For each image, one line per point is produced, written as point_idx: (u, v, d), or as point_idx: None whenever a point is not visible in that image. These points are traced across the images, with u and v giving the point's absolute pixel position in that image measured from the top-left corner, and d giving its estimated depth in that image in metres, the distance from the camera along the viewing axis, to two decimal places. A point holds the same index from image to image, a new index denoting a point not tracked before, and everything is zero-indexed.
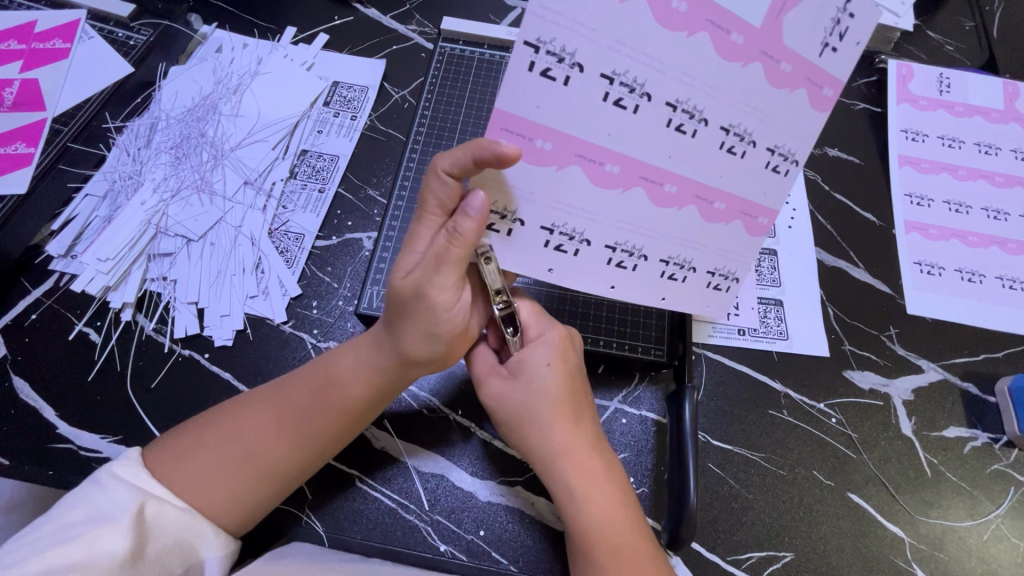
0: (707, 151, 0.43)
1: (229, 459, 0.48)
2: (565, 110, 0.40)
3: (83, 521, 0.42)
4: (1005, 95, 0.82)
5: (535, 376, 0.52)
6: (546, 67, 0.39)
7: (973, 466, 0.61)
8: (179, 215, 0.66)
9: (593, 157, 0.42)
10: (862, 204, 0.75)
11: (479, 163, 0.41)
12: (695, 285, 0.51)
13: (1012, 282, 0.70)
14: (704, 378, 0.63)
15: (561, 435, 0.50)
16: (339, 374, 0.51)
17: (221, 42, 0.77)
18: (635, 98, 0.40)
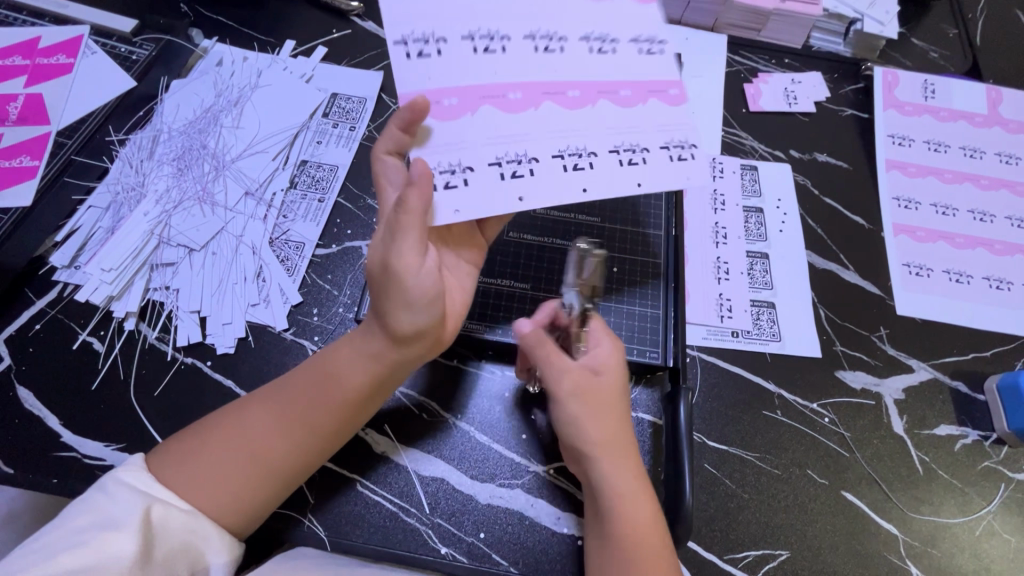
0: (582, 57, 0.54)
1: (230, 456, 0.49)
2: (447, 68, 0.52)
3: (92, 526, 0.43)
4: (988, 101, 0.84)
5: (599, 374, 0.53)
6: (422, 49, 0.52)
7: (964, 463, 0.62)
8: (181, 225, 0.67)
9: (495, 94, 0.52)
10: (851, 208, 0.77)
11: (406, 128, 0.50)
12: (657, 163, 0.52)
13: (999, 283, 0.72)
14: (698, 379, 0.64)
15: (613, 433, 0.51)
16: (333, 369, 0.52)
17: (222, 56, 0.79)
18: (497, 43, 0.53)
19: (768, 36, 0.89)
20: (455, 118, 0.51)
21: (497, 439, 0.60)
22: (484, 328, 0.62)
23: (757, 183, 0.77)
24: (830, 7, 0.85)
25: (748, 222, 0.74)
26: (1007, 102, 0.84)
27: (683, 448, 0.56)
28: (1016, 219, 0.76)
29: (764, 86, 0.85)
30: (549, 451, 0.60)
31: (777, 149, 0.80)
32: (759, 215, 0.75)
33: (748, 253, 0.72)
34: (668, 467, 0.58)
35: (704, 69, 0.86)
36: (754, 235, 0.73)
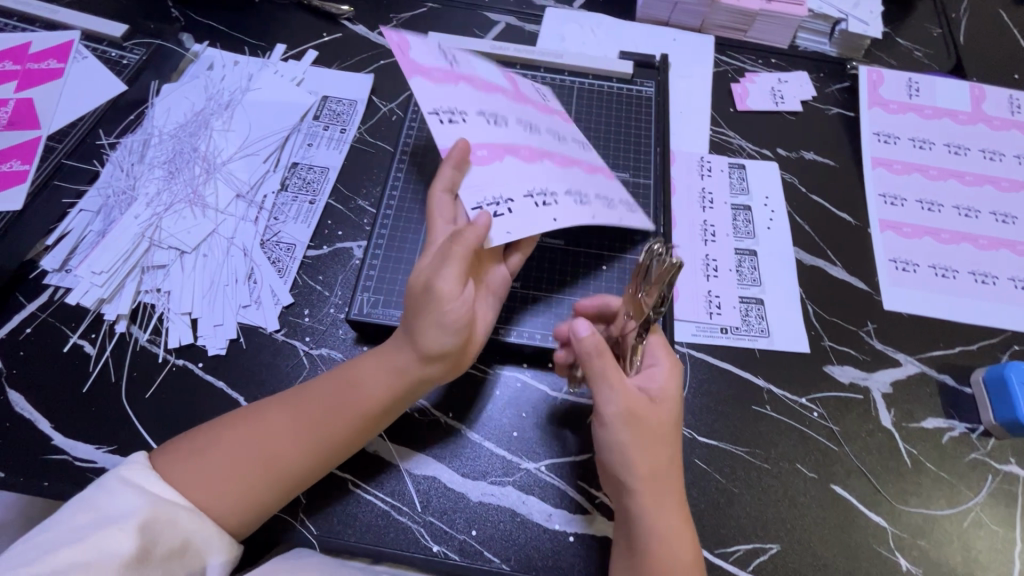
0: (551, 141, 0.63)
1: (241, 457, 0.49)
2: (475, 130, 0.58)
3: (88, 525, 0.42)
4: (972, 99, 0.85)
5: (658, 402, 0.51)
6: (446, 116, 0.57)
7: (951, 455, 0.63)
8: (173, 228, 0.67)
9: (512, 149, 0.59)
10: (838, 205, 0.78)
11: (459, 165, 0.56)
12: (626, 209, 0.62)
13: (985, 277, 0.73)
14: (687, 376, 0.65)
15: (665, 468, 0.50)
16: (356, 381, 0.53)
17: (212, 60, 0.79)
18: (494, 119, 0.60)
19: (754, 36, 0.90)
20: (487, 162, 0.57)
21: (489, 437, 0.61)
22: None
23: (744, 181, 0.78)
24: (815, 7, 0.86)
25: (736, 219, 0.75)
26: (990, 99, 0.85)
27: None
28: (1000, 214, 0.77)
29: (751, 85, 0.86)
30: (539, 448, 0.60)
31: (764, 148, 0.81)
32: (747, 213, 0.75)
33: (736, 250, 0.72)
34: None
35: (691, 69, 0.87)
36: (742, 232, 0.74)
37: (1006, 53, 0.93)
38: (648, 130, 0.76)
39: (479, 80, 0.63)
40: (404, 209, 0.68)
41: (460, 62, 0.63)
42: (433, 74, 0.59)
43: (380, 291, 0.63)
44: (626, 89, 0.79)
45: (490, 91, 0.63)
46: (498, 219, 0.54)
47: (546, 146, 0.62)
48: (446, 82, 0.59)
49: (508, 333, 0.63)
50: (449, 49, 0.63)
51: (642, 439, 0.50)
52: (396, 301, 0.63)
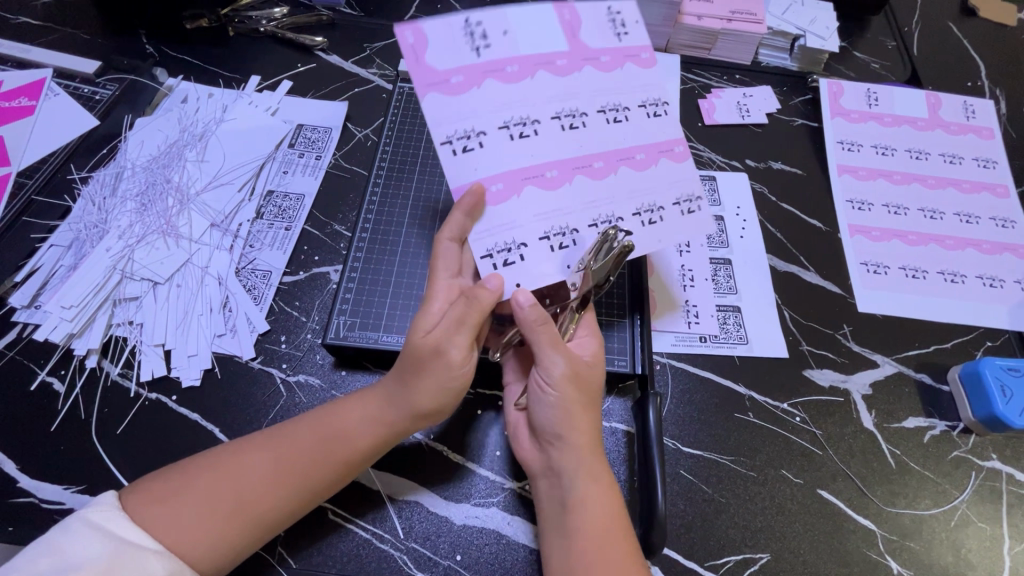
0: (603, 127, 0.55)
1: (225, 511, 0.47)
2: (493, 157, 0.52)
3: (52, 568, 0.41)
4: (928, 106, 0.89)
5: (590, 368, 0.55)
6: (459, 145, 0.52)
7: (934, 454, 0.63)
8: (145, 259, 0.66)
9: (535, 174, 0.53)
10: (808, 211, 0.79)
11: (470, 213, 0.52)
12: (670, 218, 0.55)
13: (953, 276, 0.74)
14: (668, 389, 0.65)
15: (589, 429, 0.53)
16: (348, 428, 0.52)
17: (187, 93, 0.80)
18: (529, 128, 0.53)
19: (718, 54, 0.93)
20: (504, 200, 0.52)
21: (471, 458, 0.60)
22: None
23: (716, 193, 0.79)
24: (774, 25, 0.90)
25: (710, 229, 0.76)
26: (945, 106, 0.89)
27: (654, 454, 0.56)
28: (963, 215, 0.79)
29: (718, 100, 0.88)
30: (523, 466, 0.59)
31: (733, 159, 0.83)
32: (720, 223, 0.77)
33: (711, 259, 0.73)
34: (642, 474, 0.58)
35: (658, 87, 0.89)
36: (716, 242, 0.75)
37: (958, 62, 0.98)
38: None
39: (516, 63, 0.54)
40: (380, 231, 0.68)
41: (493, 45, 0.53)
42: (453, 84, 0.52)
43: (357, 314, 0.63)
44: None
45: (530, 75, 0.54)
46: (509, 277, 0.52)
47: (585, 143, 0.55)
48: (468, 88, 0.52)
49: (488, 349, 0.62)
50: (478, 22, 0.53)
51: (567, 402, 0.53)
52: (373, 323, 0.63)
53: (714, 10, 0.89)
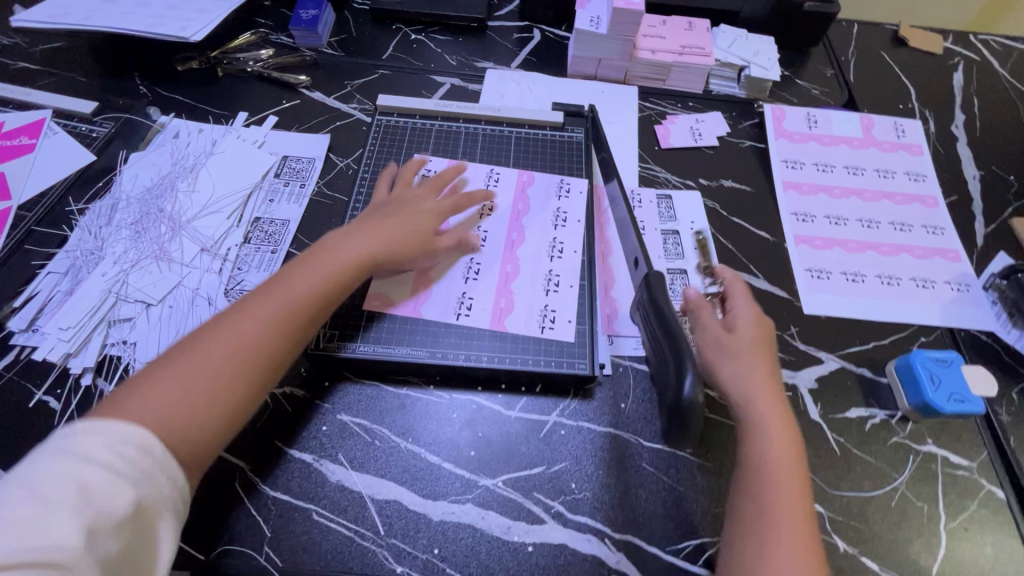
0: (502, 202, 0.81)
1: (254, 350, 0.54)
2: (481, 291, 0.73)
3: (20, 495, 0.40)
4: (863, 126, 0.97)
5: (746, 331, 0.62)
6: (464, 311, 0.71)
7: (875, 440, 0.68)
8: (138, 283, 0.70)
9: (508, 271, 0.74)
10: (756, 224, 0.86)
11: (503, 317, 0.71)
12: (578, 189, 0.82)
13: (889, 279, 0.81)
14: (660, 290, 0.60)
15: (753, 372, 0.60)
16: (322, 252, 0.64)
17: (179, 129, 0.86)
18: (470, 272, 0.74)
19: (672, 84, 1.02)
20: (514, 298, 0.72)
21: (448, 458, 0.64)
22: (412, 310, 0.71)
23: (672, 209, 0.86)
24: (720, 57, 0.99)
25: (666, 243, 0.82)
26: (878, 126, 0.98)
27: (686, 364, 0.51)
28: (896, 224, 0.87)
29: (672, 126, 0.96)
30: (496, 465, 0.64)
31: (687, 179, 0.91)
32: (675, 236, 0.83)
33: (668, 270, 0.80)
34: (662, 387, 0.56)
35: (618, 115, 0.97)
36: (673, 253, 0.81)
37: (890, 87, 1.07)
38: (575, 179, 0.84)
39: None
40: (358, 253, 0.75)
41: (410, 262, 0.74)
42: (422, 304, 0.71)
43: (336, 326, 0.68)
44: (558, 135, 0.89)
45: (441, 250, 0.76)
46: (561, 322, 0.71)
47: (505, 232, 0.78)
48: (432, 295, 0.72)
49: (457, 357, 0.67)
50: None
51: (741, 382, 0.60)
52: (352, 333, 0.68)
53: (665, 45, 0.98)
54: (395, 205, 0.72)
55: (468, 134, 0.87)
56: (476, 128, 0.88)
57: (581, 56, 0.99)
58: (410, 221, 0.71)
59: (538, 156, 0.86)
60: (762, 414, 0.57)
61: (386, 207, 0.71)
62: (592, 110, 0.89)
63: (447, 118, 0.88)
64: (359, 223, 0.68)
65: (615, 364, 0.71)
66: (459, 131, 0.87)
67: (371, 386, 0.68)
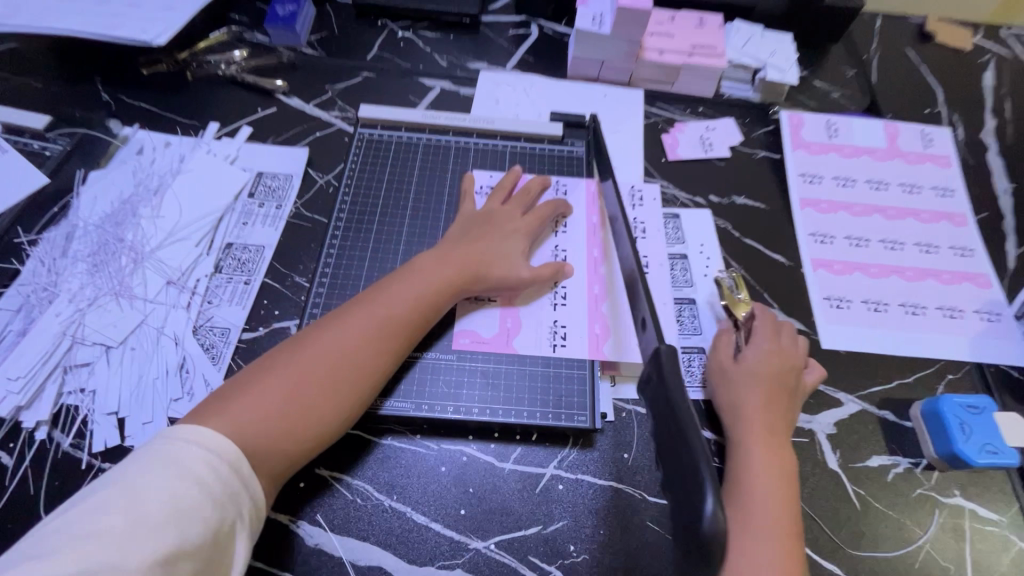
0: (578, 216, 0.76)
1: (336, 379, 0.56)
2: (568, 315, 0.68)
3: (120, 502, 0.44)
4: (887, 135, 0.90)
5: (762, 365, 0.62)
6: (559, 340, 0.67)
7: (897, 493, 0.63)
8: (97, 323, 0.64)
9: (595, 293, 0.70)
10: (771, 246, 0.80)
11: (605, 341, 0.67)
12: (651, 205, 0.80)
13: (914, 308, 0.75)
14: (673, 373, 0.45)
15: (757, 406, 0.60)
16: (414, 272, 0.64)
17: (143, 143, 0.79)
18: (555, 295, 0.70)
19: (680, 87, 0.94)
20: (610, 323, 0.68)
21: (436, 518, 0.58)
22: (421, 354, 0.65)
23: (680, 230, 0.79)
24: (734, 58, 0.91)
25: (674, 269, 0.76)
26: (903, 135, 0.91)
27: (705, 477, 0.39)
28: (922, 245, 0.81)
29: (681, 135, 0.89)
30: (488, 525, 0.59)
31: (696, 195, 0.84)
32: (683, 261, 0.77)
33: (675, 300, 0.73)
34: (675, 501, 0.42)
35: (622, 123, 0.89)
36: (681, 281, 0.75)
37: (916, 89, 0.99)
38: (646, 186, 0.82)
39: None
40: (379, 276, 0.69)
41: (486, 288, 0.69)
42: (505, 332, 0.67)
43: None
44: (556, 150, 0.81)
45: None
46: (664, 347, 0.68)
47: (586, 249, 0.73)
48: (517, 323, 0.68)
49: (445, 411, 0.62)
50: None
51: (741, 411, 0.60)
52: None
53: (674, 45, 0.90)
54: (488, 220, 0.70)
55: (459, 148, 0.80)
56: (467, 141, 0.81)
57: (581, 57, 0.91)
58: (489, 243, 0.68)
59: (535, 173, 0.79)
60: (752, 440, 0.58)
61: (476, 223, 0.70)
62: (593, 120, 0.82)
63: (436, 130, 0.81)
64: (452, 241, 0.68)
65: (618, 409, 0.65)
66: (449, 145, 0.80)
67: (353, 436, 0.62)
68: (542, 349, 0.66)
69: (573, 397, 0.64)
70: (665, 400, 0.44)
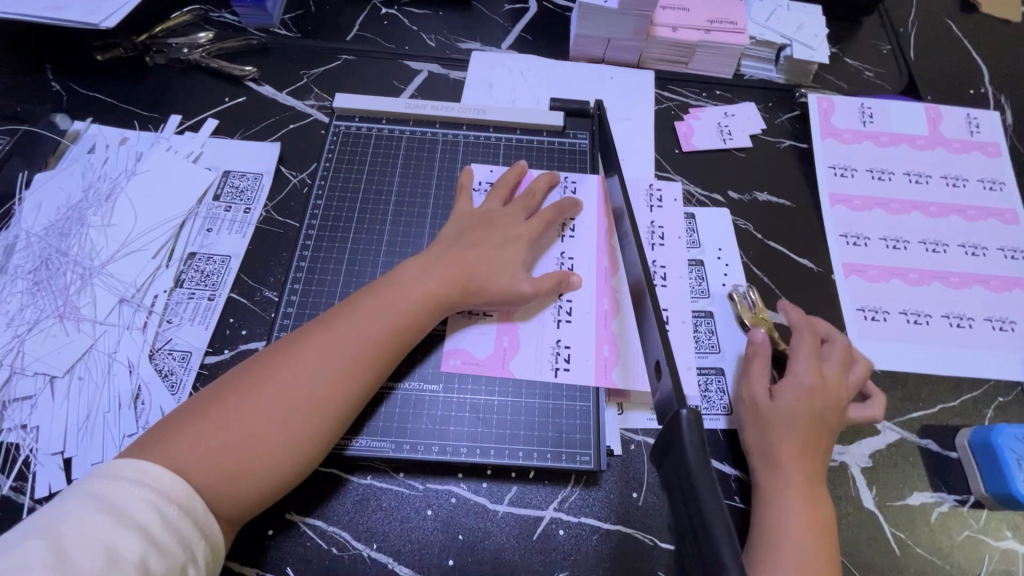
0: (588, 218, 0.67)
1: (305, 405, 0.48)
2: (572, 334, 0.60)
3: (42, 556, 0.37)
4: (928, 121, 0.80)
5: (801, 404, 0.55)
6: (562, 364, 0.59)
7: (942, 535, 0.56)
8: (38, 350, 0.58)
9: (603, 309, 0.62)
10: (798, 250, 0.71)
11: (613, 365, 0.59)
12: (669, 205, 0.71)
13: (959, 320, 0.67)
14: (697, 450, 0.37)
15: (793, 453, 0.53)
16: (399, 280, 0.56)
17: (94, 140, 0.71)
18: (560, 311, 0.62)
19: (695, 68, 0.84)
20: (620, 344, 0.60)
21: (421, 570, 0.52)
22: (400, 385, 0.58)
23: (695, 233, 0.71)
24: (757, 34, 0.81)
25: (690, 277, 0.67)
26: (947, 120, 0.81)
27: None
28: (968, 247, 0.72)
29: (696, 122, 0.79)
30: None
31: (714, 191, 0.75)
32: (699, 268, 0.68)
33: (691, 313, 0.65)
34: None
35: (630, 110, 0.80)
36: (696, 291, 0.67)
37: (960, 66, 0.89)
38: (664, 184, 0.73)
39: None
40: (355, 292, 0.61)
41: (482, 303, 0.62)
42: (502, 353, 0.60)
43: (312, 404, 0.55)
44: (557, 142, 0.73)
45: None
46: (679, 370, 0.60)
47: (594, 257, 0.65)
48: (516, 344, 0.60)
49: (430, 451, 0.56)
50: None
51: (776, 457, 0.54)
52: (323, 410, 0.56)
53: (689, 19, 0.80)
54: (485, 223, 0.61)
55: (447, 142, 0.71)
56: (457, 134, 0.72)
57: (584, 35, 0.81)
58: (485, 250, 0.59)
59: (536, 170, 0.70)
60: (787, 492, 0.52)
61: (471, 226, 0.61)
62: (599, 107, 0.73)
63: (421, 122, 0.73)
64: (441, 247, 0.59)
65: (626, 442, 0.58)
66: (436, 138, 0.72)
67: (328, 475, 0.55)
68: (543, 373, 0.59)
69: (574, 430, 0.57)
70: (685, 485, 0.36)
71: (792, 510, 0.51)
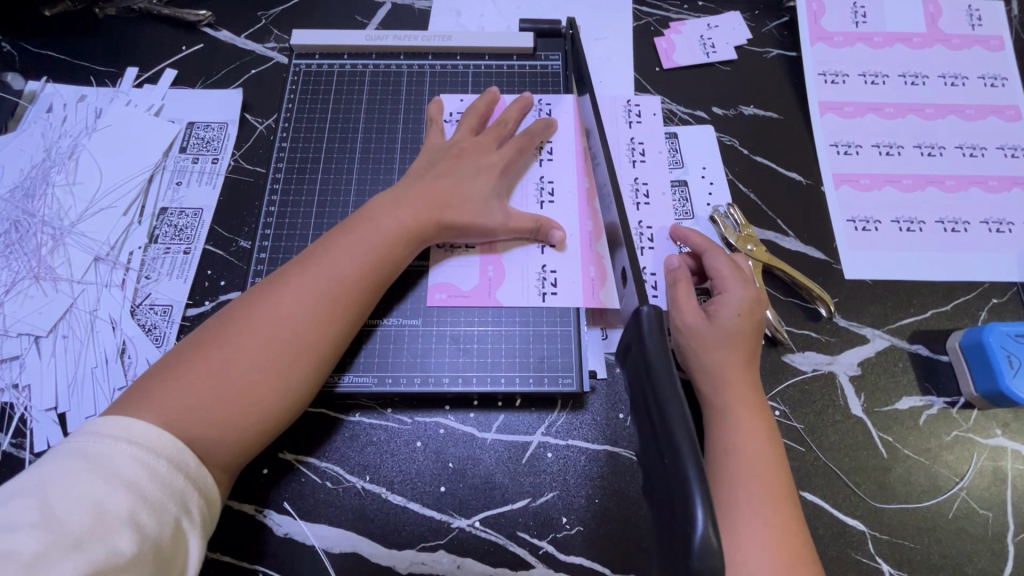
0: (566, 139, 0.64)
1: (286, 348, 0.48)
2: (558, 257, 0.59)
3: (30, 515, 0.36)
4: (926, 16, 0.75)
5: (741, 322, 0.52)
6: (549, 288, 0.58)
7: (930, 437, 0.56)
8: (20, 312, 0.58)
9: (587, 230, 0.61)
10: (786, 163, 0.69)
11: (599, 284, 0.58)
12: (649, 121, 0.69)
13: (955, 224, 0.65)
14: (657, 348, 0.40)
15: (735, 375, 0.50)
16: (368, 217, 0.54)
17: (52, 99, 0.69)
18: None
19: None
20: (605, 264, 0.59)
21: (415, 498, 0.53)
22: (380, 321, 0.58)
23: (678, 152, 0.68)
24: None
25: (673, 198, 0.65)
26: (946, 14, 0.75)
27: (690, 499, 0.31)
28: (965, 148, 0.69)
29: (677, 37, 0.75)
30: (473, 501, 0.53)
31: (698, 109, 0.71)
32: (682, 187, 0.66)
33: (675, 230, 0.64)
34: (660, 499, 0.37)
35: (606, 28, 0.75)
36: (679, 211, 0.65)
37: None
38: (642, 99, 0.70)
39: None
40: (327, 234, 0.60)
41: None
42: (485, 283, 0.59)
43: None
44: (529, 66, 0.69)
45: None
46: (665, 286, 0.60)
47: (575, 178, 0.63)
48: (501, 272, 0.59)
49: (413, 382, 0.56)
50: None
51: (720, 381, 0.50)
52: None
53: None
54: (456, 153, 0.59)
55: (413, 73, 0.68)
56: (423, 65, 0.69)
57: None
58: (455, 180, 0.57)
59: (509, 96, 0.67)
60: (735, 416, 0.49)
61: (441, 156, 0.59)
62: (572, 25, 0.68)
63: (385, 55, 0.69)
64: (410, 179, 0.58)
65: (611, 366, 0.58)
66: (401, 71, 0.68)
67: (321, 415, 0.56)
68: (529, 298, 0.58)
69: (558, 357, 0.57)
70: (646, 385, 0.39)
71: (744, 435, 0.48)
